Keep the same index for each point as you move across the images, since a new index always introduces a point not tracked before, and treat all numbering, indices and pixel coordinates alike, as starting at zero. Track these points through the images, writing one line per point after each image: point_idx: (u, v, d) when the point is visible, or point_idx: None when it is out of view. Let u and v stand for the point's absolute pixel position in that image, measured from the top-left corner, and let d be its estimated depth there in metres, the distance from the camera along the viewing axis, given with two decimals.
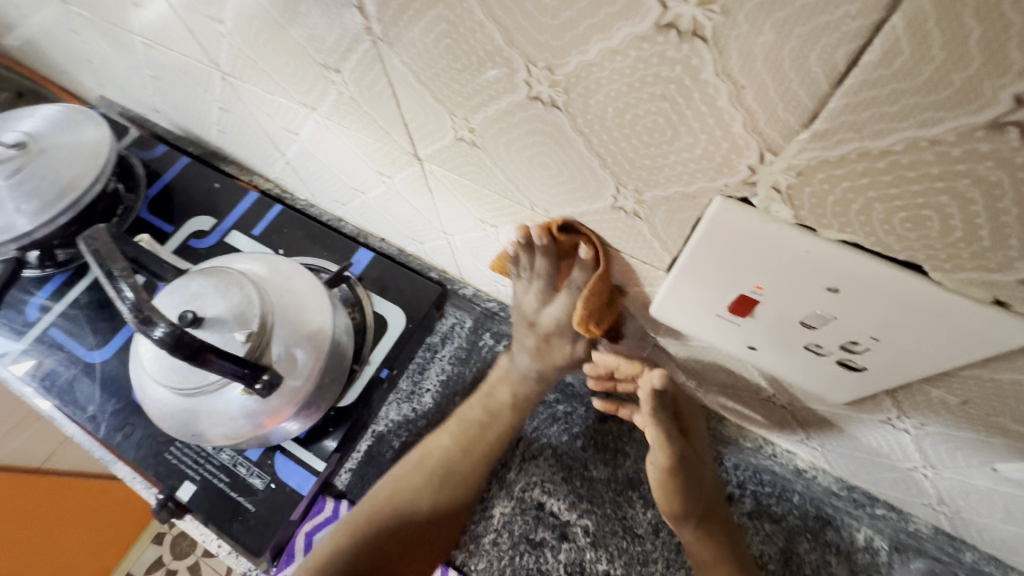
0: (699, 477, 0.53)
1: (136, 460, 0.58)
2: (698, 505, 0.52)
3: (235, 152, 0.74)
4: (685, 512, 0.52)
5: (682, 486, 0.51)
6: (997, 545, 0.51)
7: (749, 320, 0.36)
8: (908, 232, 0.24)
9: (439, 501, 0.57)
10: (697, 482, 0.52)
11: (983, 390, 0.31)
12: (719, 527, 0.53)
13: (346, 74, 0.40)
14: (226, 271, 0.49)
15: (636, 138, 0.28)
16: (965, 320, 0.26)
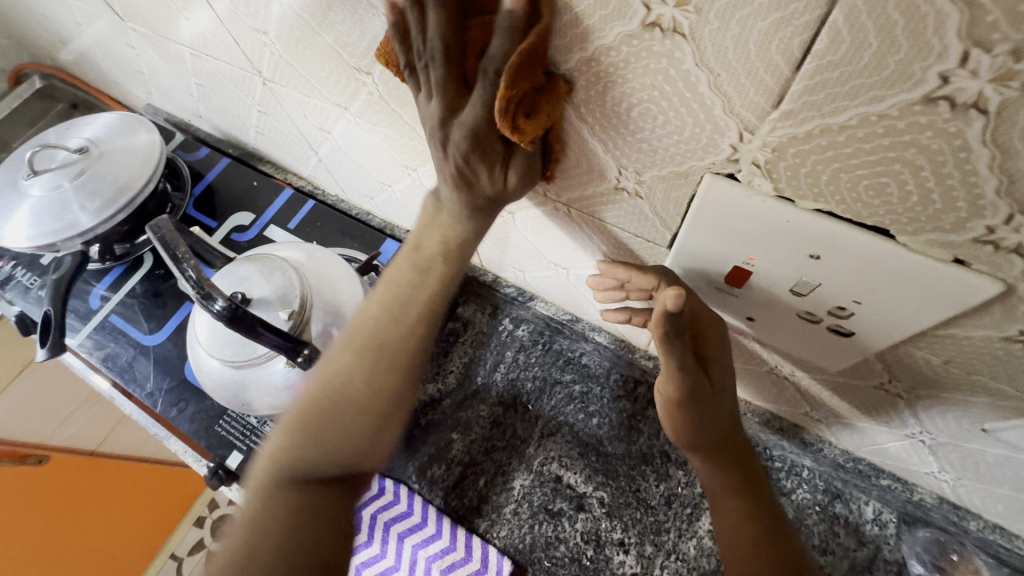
0: (714, 410, 0.47)
1: (189, 432, 0.64)
2: (709, 436, 0.48)
3: (271, 152, 0.80)
4: (693, 446, 0.49)
5: (691, 419, 0.46)
6: (1001, 513, 0.52)
7: (746, 290, 0.40)
8: (873, 198, 0.27)
9: (381, 379, 0.42)
10: (711, 419, 0.47)
11: (959, 349, 0.33)
12: (734, 458, 0.50)
13: (376, 76, 0.44)
14: (269, 258, 0.55)
15: (633, 124, 0.32)
16: (933, 279, 0.29)
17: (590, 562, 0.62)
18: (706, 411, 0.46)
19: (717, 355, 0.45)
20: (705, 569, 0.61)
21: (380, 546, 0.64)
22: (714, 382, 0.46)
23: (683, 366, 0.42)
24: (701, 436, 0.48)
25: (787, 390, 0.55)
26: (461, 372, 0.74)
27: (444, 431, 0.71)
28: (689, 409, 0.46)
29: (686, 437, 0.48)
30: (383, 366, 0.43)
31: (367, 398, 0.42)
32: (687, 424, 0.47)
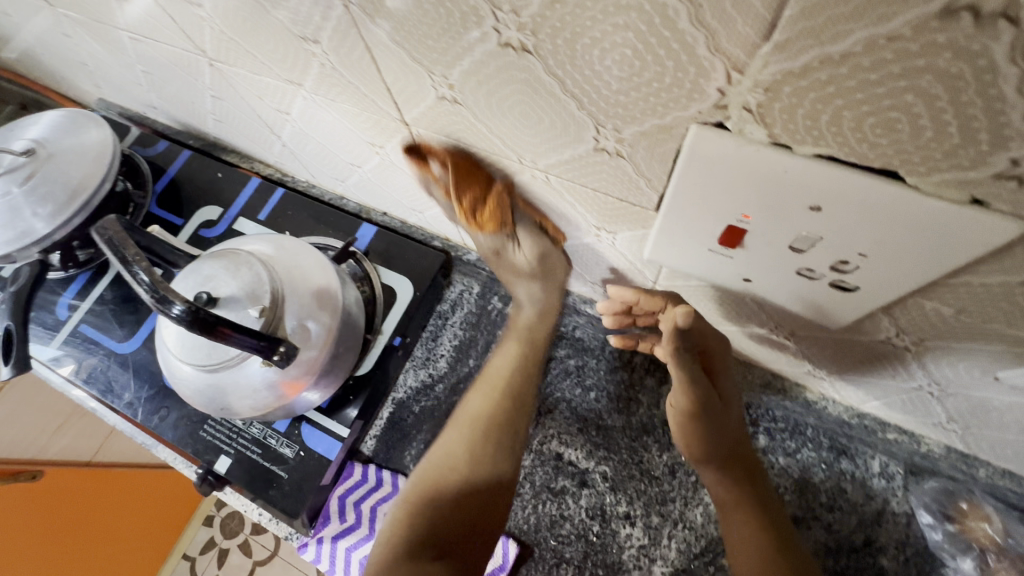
0: (725, 421, 0.52)
1: (173, 440, 0.62)
2: (719, 450, 0.52)
3: (234, 140, 0.76)
4: (705, 458, 0.52)
5: (705, 432, 0.51)
6: (1010, 458, 0.51)
7: (740, 251, 0.37)
8: (880, 137, 0.24)
9: (478, 454, 0.55)
10: (721, 431, 0.51)
11: (973, 296, 0.31)
12: (746, 473, 0.52)
13: (324, 45, 0.40)
14: (234, 253, 0.51)
15: (607, 74, 0.28)
16: (948, 223, 0.26)
17: (597, 538, 0.61)
18: (719, 422, 0.51)
19: (722, 365, 0.52)
20: (714, 535, 0.60)
21: None
22: (723, 392, 0.53)
23: (694, 380, 0.49)
24: (714, 449, 0.52)
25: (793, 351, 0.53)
26: (452, 356, 0.72)
27: (439, 417, 0.69)
28: (699, 422, 0.51)
29: (699, 451, 0.52)
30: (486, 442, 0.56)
31: (468, 470, 0.54)
32: (700, 440, 0.52)
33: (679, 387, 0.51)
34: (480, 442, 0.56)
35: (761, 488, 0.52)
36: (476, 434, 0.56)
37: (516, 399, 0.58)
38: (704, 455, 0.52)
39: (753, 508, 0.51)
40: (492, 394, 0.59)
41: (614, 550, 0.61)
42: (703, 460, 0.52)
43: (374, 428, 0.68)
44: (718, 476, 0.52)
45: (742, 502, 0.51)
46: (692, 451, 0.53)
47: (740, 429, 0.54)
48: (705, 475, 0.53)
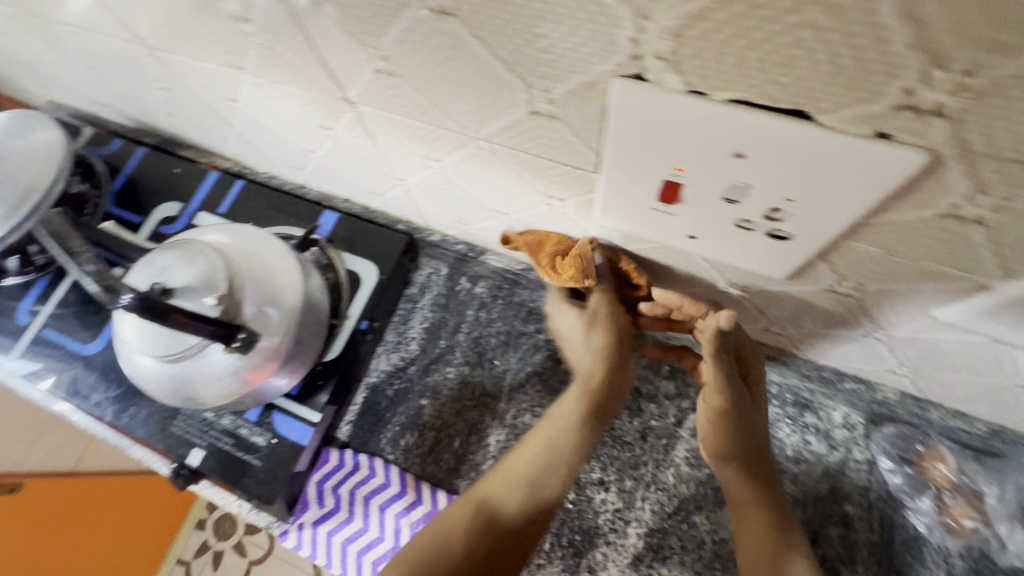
0: (751, 425, 0.58)
1: (144, 437, 0.61)
2: (744, 449, 0.57)
3: (189, 135, 0.74)
4: (730, 454, 0.57)
5: (731, 428, 0.57)
6: (957, 396, 0.53)
7: (679, 207, 0.38)
8: (784, 75, 0.24)
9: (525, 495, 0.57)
10: (747, 432, 0.58)
11: (897, 234, 0.32)
12: (764, 476, 0.57)
13: (258, 24, 0.40)
14: (188, 243, 0.51)
15: (527, 31, 0.28)
16: (858, 160, 0.27)
17: (572, 505, 0.63)
18: (747, 425, 0.58)
19: (755, 378, 0.61)
20: (686, 494, 0.62)
21: (362, 520, 0.64)
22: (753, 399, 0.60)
23: (725, 379, 0.58)
24: (740, 447, 0.57)
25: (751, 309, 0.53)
26: (423, 338, 0.72)
27: (413, 399, 0.69)
28: (722, 419, 0.58)
29: (725, 446, 0.58)
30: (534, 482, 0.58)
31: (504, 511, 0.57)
32: (725, 435, 0.57)
33: (716, 388, 0.58)
34: (531, 475, 0.58)
35: (774, 489, 0.56)
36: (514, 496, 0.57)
37: (554, 466, 0.58)
38: (728, 453, 0.57)
39: (763, 500, 0.55)
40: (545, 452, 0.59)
41: (589, 515, 0.62)
42: (721, 455, 0.57)
43: (349, 413, 0.69)
44: (736, 472, 0.57)
45: (753, 495, 0.55)
46: (712, 446, 0.58)
47: (762, 437, 0.60)
48: (723, 470, 0.57)
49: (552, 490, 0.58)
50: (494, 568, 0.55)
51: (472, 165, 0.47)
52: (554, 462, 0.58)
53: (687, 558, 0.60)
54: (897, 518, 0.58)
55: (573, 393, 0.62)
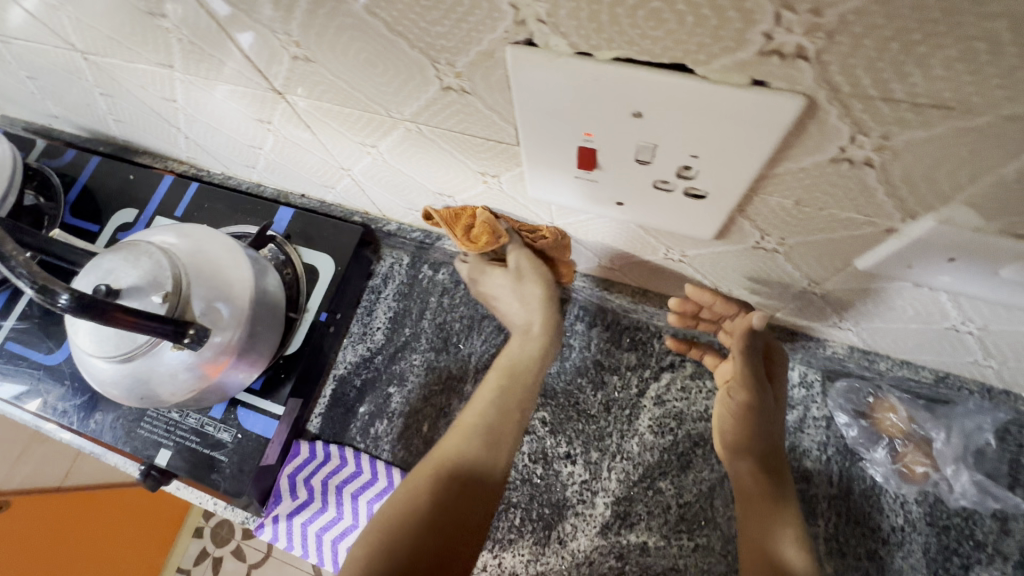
0: (772, 420, 0.57)
1: (112, 441, 0.62)
2: (762, 444, 0.56)
3: (140, 141, 0.74)
4: (750, 449, 0.56)
5: (754, 424, 0.56)
6: (905, 348, 0.53)
7: (599, 173, 0.38)
8: (655, 30, 0.25)
9: (493, 440, 0.55)
10: (768, 428, 0.56)
11: (800, 183, 0.33)
12: (778, 475, 0.56)
13: (173, 18, 0.40)
14: (134, 244, 0.51)
15: (416, 4, 0.29)
16: (743, 109, 0.28)
17: (541, 479, 0.64)
18: (769, 422, 0.57)
19: (778, 375, 0.60)
20: (650, 462, 0.63)
21: (336, 508, 0.64)
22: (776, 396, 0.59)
23: (757, 377, 0.56)
24: (760, 443, 0.56)
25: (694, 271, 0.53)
26: (388, 327, 0.73)
27: (381, 388, 0.70)
28: (750, 416, 0.56)
29: (746, 439, 0.56)
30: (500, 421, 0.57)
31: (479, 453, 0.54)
32: (745, 429, 0.56)
33: (742, 383, 0.56)
34: (490, 416, 0.57)
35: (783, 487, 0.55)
36: (471, 444, 0.55)
37: (510, 412, 0.58)
38: (746, 447, 0.56)
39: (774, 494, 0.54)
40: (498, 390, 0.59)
41: (558, 488, 0.63)
42: (738, 447, 0.56)
43: (318, 406, 0.70)
44: (752, 467, 0.56)
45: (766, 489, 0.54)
46: (731, 440, 0.57)
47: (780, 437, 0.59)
48: (736, 463, 0.57)
49: (506, 441, 0.57)
50: (462, 514, 0.51)
51: (405, 147, 0.47)
52: (507, 406, 0.58)
53: (653, 523, 0.61)
54: (854, 469, 0.59)
55: (513, 343, 0.63)
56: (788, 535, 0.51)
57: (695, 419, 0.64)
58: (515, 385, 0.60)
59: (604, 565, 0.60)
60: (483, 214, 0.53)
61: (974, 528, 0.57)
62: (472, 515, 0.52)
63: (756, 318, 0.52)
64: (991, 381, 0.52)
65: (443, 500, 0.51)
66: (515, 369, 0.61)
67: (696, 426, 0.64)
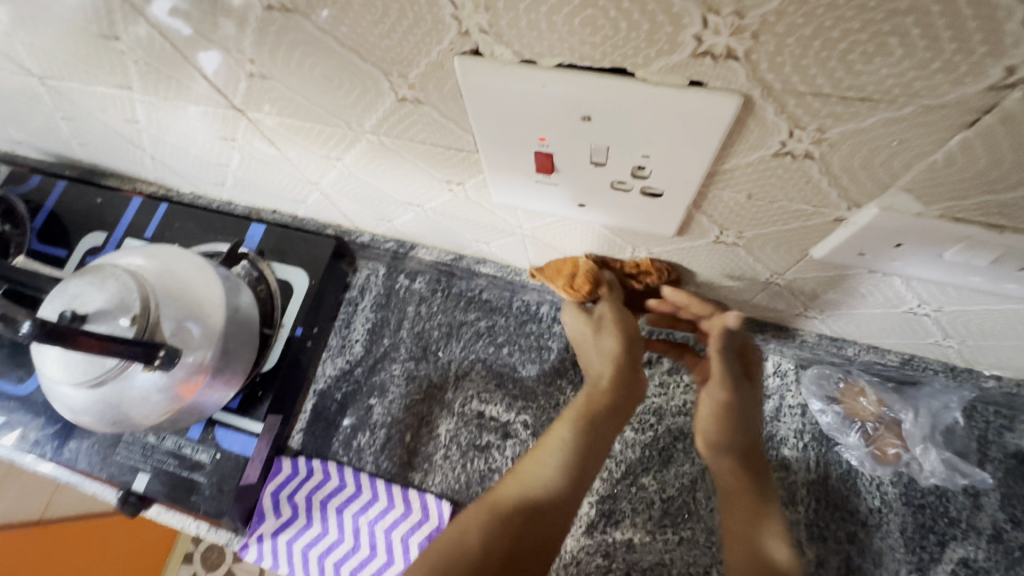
0: (750, 419, 0.60)
1: (87, 468, 0.61)
2: (741, 442, 0.59)
3: (106, 164, 0.73)
4: (729, 446, 0.58)
5: (733, 423, 0.59)
6: (871, 333, 0.54)
7: (558, 176, 0.39)
8: (592, 36, 0.26)
9: (567, 473, 0.53)
10: (747, 427, 0.59)
11: (748, 177, 0.34)
12: (760, 474, 0.58)
13: (127, 40, 0.40)
14: (98, 268, 0.50)
15: (363, 18, 0.29)
16: (683, 109, 0.28)
17: None
18: (748, 422, 0.59)
19: (759, 378, 0.62)
20: (632, 459, 0.63)
21: (320, 524, 0.64)
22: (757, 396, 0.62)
23: (733, 375, 0.60)
24: (739, 440, 0.59)
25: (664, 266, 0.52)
26: (367, 339, 0.73)
27: (362, 400, 0.70)
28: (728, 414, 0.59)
29: (727, 438, 0.58)
30: (573, 449, 0.54)
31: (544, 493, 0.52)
32: (725, 427, 0.59)
33: (718, 382, 0.60)
34: (563, 447, 0.55)
35: (766, 484, 0.57)
36: (536, 489, 0.52)
37: (574, 462, 0.54)
38: (726, 445, 0.59)
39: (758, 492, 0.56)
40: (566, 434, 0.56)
41: None
42: (719, 446, 0.59)
43: (299, 422, 0.69)
44: (732, 464, 0.58)
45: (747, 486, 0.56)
46: (712, 439, 0.59)
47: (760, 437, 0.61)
48: (715, 461, 0.59)
49: (582, 474, 0.54)
50: (517, 566, 0.49)
51: (369, 159, 0.47)
52: (583, 447, 0.55)
53: (638, 519, 0.61)
54: (830, 454, 0.61)
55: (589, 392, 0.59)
56: (772, 532, 0.53)
57: (675, 413, 0.65)
58: (592, 428, 0.56)
59: (591, 564, 0.60)
60: (586, 264, 0.55)
61: (948, 505, 0.58)
62: (532, 567, 0.50)
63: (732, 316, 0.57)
64: (953, 361, 0.54)
65: (510, 551, 0.49)
66: (593, 404, 0.58)
67: (676, 420, 0.64)
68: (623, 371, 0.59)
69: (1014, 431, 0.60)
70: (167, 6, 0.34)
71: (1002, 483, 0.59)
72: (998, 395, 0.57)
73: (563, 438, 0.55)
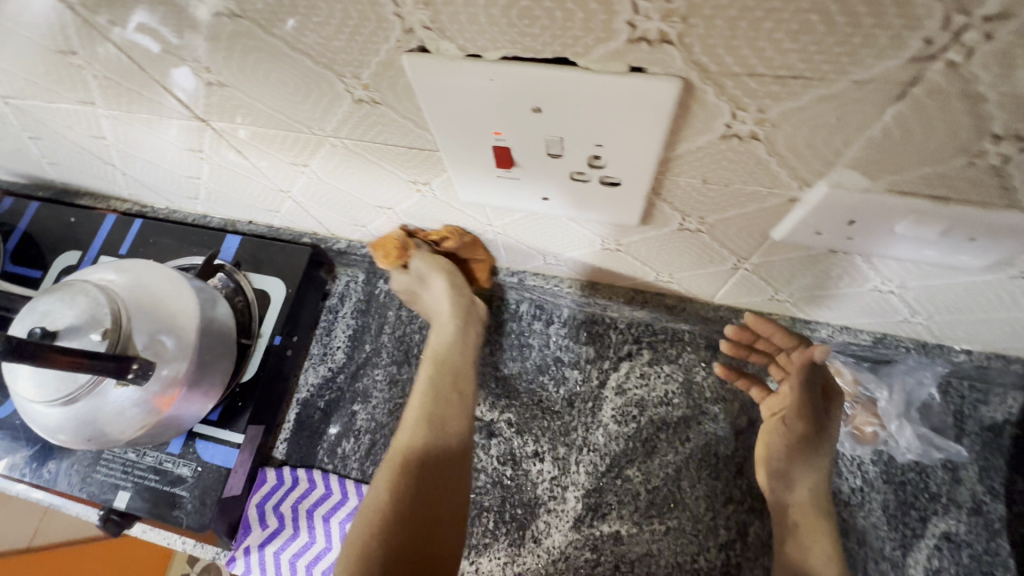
0: (825, 451, 0.57)
1: (67, 489, 0.60)
2: (814, 475, 0.56)
3: (78, 183, 0.73)
4: (799, 478, 0.56)
5: (806, 456, 0.56)
6: (842, 313, 0.54)
7: (519, 170, 0.39)
8: (531, 27, 0.26)
9: (438, 430, 0.58)
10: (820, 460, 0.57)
11: (701, 162, 0.34)
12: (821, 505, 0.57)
13: (82, 54, 0.40)
14: (68, 284, 0.50)
15: (309, 19, 0.30)
16: (628, 96, 0.29)
17: (511, 480, 0.64)
18: (822, 453, 0.56)
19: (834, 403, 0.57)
20: (616, 451, 0.64)
21: (308, 533, 0.64)
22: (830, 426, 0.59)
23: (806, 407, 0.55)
24: (811, 472, 0.56)
25: (589, 247, 0.53)
26: (348, 346, 0.73)
27: (345, 407, 0.70)
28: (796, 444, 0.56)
29: (799, 469, 0.56)
30: (432, 400, 0.60)
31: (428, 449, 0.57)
32: (792, 460, 0.56)
33: (796, 414, 0.55)
34: (430, 403, 0.59)
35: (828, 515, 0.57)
36: (423, 440, 0.58)
37: (440, 396, 0.60)
38: (795, 476, 0.56)
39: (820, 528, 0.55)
40: (428, 389, 0.61)
41: (528, 488, 0.64)
42: (787, 478, 0.56)
43: (283, 432, 0.69)
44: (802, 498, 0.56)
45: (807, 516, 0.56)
46: (780, 469, 0.57)
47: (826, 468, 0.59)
48: (783, 491, 0.56)
49: (450, 419, 0.59)
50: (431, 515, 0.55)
51: (334, 163, 0.48)
52: (430, 393, 0.60)
53: (624, 511, 0.62)
54: None
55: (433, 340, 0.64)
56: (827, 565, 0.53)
57: (656, 404, 0.65)
58: (443, 374, 0.62)
59: (579, 559, 0.61)
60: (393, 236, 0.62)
61: (928, 480, 0.59)
62: (451, 500, 0.56)
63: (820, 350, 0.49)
64: (923, 337, 0.55)
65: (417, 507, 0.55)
66: (441, 363, 0.63)
67: (657, 411, 0.65)
68: (461, 316, 0.63)
69: (989, 404, 0.60)
70: (117, 17, 0.35)
71: (979, 456, 0.59)
72: (970, 369, 0.58)
73: (423, 383, 0.61)
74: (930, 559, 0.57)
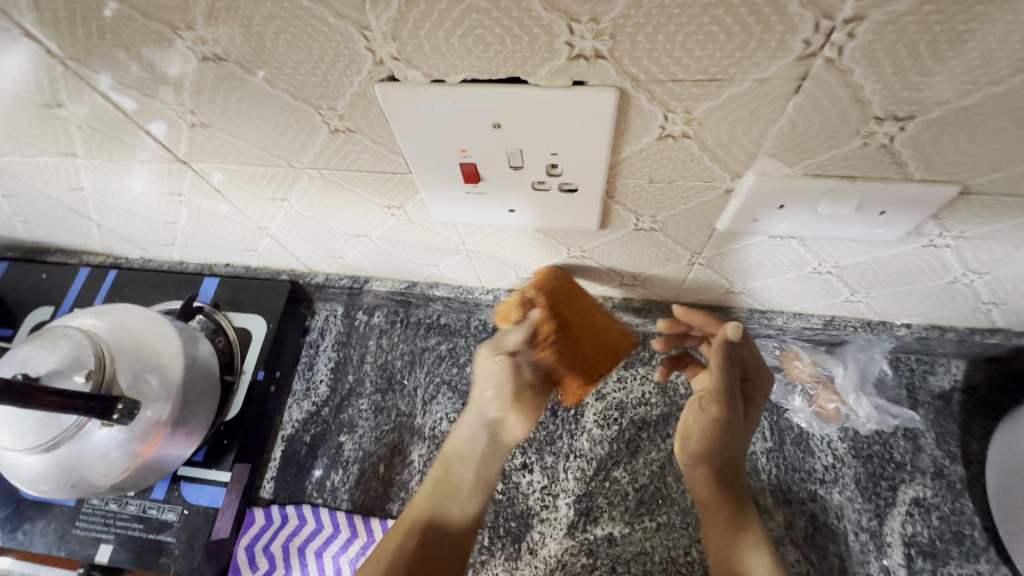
0: (740, 431, 0.60)
1: (44, 549, 0.58)
2: (725, 452, 0.59)
3: (49, 240, 0.74)
4: (711, 457, 0.58)
5: (720, 434, 0.59)
6: (791, 300, 0.59)
7: (486, 185, 0.43)
8: (486, 51, 0.31)
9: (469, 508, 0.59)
10: (735, 438, 0.59)
11: (643, 163, 0.39)
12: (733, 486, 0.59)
13: (69, 106, 0.43)
14: (48, 331, 0.51)
15: (290, 57, 0.34)
16: (573, 107, 0.34)
17: (502, 494, 0.65)
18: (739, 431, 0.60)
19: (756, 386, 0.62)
20: (602, 454, 0.66)
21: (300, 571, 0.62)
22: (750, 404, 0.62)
23: (727, 395, 0.58)
24: (723, 451, 0.59)
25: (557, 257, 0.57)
26: (331, 378, 0.73)
27: (331, 439, 0.70)
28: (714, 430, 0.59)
29: (713, 448, 0.58)
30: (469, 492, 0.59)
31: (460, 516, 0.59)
32: (713, 441, 0.58)
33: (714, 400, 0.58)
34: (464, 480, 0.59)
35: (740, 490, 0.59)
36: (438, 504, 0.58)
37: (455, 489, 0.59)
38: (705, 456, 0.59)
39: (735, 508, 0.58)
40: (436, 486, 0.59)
41: (520, 500, 0.65)
42: (699, 456, 0.59)
43: (269, 471, 0.68)
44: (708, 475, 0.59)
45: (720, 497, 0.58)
46: (696, 450, 0.60)
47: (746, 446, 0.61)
48: (692, 469, 0.60)
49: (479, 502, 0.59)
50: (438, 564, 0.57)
51: (313, 195, 0.51)
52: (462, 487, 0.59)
53: (615, 512, 0.63)
54: (782, 421, 0.65)
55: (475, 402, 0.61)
56: (747, 543, 0.55)
57: (635, 405, 0.68)
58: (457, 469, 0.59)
59: (576, 565, 0.61)
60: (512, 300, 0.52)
61: (892, 451, 0.63)
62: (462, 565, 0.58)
63: (729, 328, 0.53)
64: (867, 316, 0.60)
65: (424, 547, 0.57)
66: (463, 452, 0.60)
67: (637, 412, 0.68)
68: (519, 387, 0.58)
69: (936, 374, 0.66)
70: (106, 68, 0.38)
71: (934, 423, 0.64)
72: (914, 343, 0.63)
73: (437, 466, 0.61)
74: (904, 525, 0.60)
